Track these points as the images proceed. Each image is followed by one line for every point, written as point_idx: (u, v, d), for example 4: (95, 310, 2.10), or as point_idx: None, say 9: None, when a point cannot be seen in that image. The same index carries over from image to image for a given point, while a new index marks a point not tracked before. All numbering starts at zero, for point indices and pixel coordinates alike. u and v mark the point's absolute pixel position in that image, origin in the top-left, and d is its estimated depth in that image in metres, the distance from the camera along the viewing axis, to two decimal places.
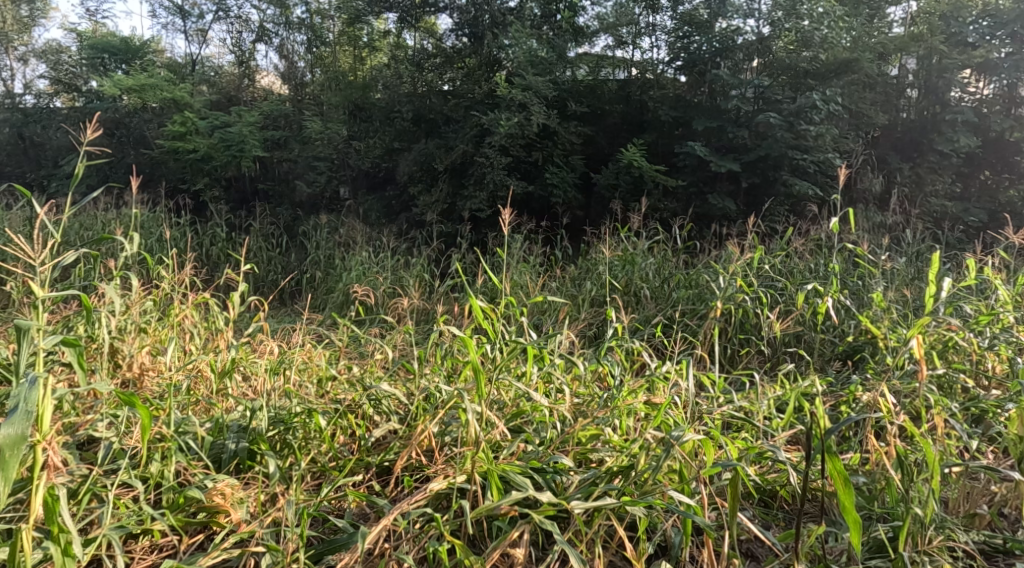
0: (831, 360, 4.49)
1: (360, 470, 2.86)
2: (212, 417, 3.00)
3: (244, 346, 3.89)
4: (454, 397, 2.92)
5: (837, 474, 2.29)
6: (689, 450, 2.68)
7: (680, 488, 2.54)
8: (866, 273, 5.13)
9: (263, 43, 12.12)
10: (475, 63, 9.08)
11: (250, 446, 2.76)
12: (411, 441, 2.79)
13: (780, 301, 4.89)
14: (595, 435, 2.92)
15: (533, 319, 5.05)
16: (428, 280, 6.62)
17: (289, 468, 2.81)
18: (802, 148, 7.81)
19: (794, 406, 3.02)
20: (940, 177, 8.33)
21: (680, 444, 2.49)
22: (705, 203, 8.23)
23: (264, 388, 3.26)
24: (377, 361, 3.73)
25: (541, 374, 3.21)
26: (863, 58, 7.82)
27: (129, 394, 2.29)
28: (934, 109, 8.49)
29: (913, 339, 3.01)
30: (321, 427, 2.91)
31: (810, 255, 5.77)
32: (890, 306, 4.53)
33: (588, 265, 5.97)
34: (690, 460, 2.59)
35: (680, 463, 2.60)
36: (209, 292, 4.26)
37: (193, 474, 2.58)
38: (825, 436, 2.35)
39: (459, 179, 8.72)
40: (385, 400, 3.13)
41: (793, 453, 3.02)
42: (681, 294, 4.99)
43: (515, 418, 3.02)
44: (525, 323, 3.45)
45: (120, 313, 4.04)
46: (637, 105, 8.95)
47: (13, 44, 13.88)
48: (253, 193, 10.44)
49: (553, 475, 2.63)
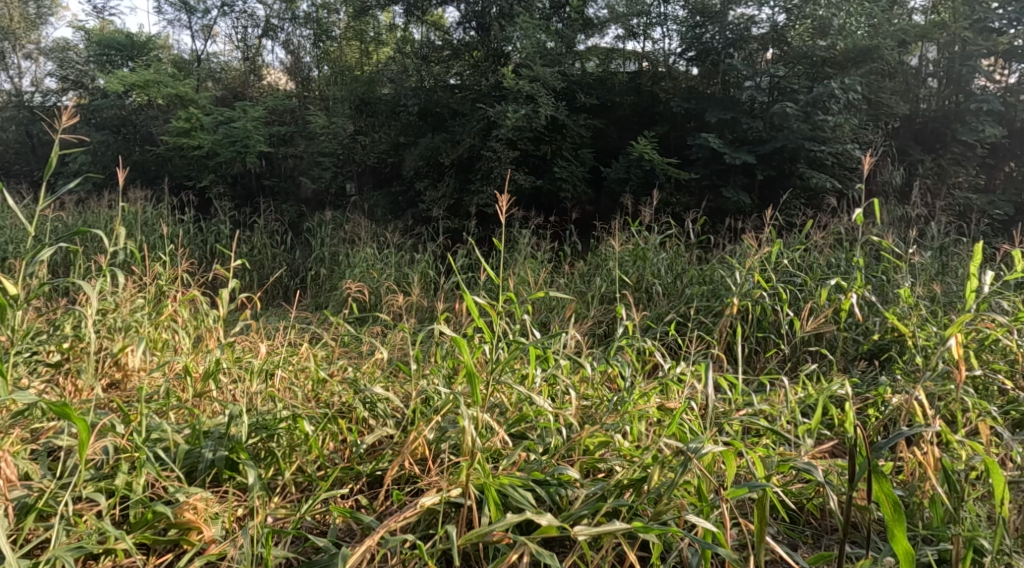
0: (855, 359, 4.27)
1: (349, 482, 2.65)
2: (192, 422, 2.79)
3: (235, 346, 3.69)
4: (451, 401, 2.71)
5: (885, 496, 2.10)
6: (708, 462, 2.44)
7: (699, 507, 2.30)
8: (891, 267, 4.88)
9: (270, 38, 11.95)
10: (482, 55, 8.77)
11: (230, 454, 2.54)
12: (403, 450, 2.57)
13: (799, 298, 4.66)
14: (604, 442, 2.70)
15: (540, 317, 4.83)
16: (434, 278, 6.41)
17: (272, 478, 2.60)
18: (819, 139, 7.54)
19: (821, 412, 2.80)
20: (964, 169, 8.05)
21: (702, 458, 2.27)
22: (719, 196, 7.98)
23: (248, 393, 3.04)
24: (371, 364, 3.51)
25: (545, 376, 2.98)
26: (884, 45, 7.42)
27: (61, 405, 2.08)
28: (957, 99, 8.27)
29: (953, 338, 2.77)
30: (307, 432, 2.71)
31: (831, 249, 5.51)
32: (918, 303, 4.29)
33: (598, 261, 5.75)
34: (709, 475, 2.36)
35: (697, 477, 2.37)
36: (198, 289, 4.01)
37: (163, 486, 2.38)
38: (869, 454, 2.11)
39: (466, 174, 8.56)
40: (380, 404, 2.93)
41: (819, 461, 2.80)
42: (695, 290, 4.75)
43: (517, 423, 2.75)
44: (530, 321, 3.23)
45: (111, 313, 3.86)
46: (648, 97, 8.70)
47: (20, 43, 13.66)
48: (258, 190, 10.20)
49: (557, 488, 2.42)
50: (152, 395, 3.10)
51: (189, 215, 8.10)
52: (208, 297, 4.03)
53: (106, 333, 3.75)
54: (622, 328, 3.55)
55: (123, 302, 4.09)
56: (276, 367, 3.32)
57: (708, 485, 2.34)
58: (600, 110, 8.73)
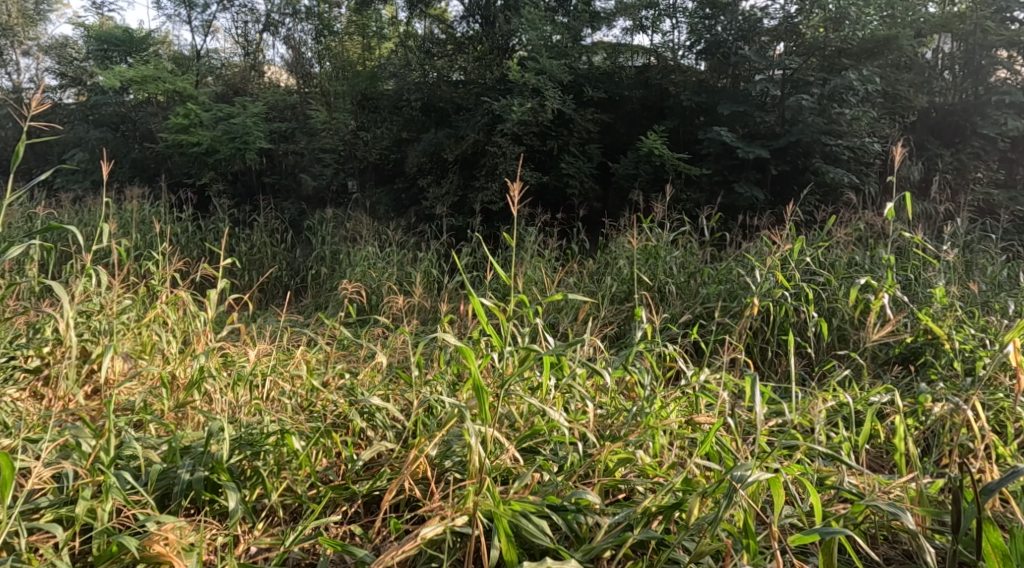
0: (886, 363, 4.01)
1: (342, 503, 2.42)
2: (171, 436, 2.53)
3: (222, 351, 3.41)
4: (456, 413, 2.47)
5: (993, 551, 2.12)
6: (753, 492, 2.19)
7: (747, 547, 2.04)
8: (922, 265, 4.60)
9: (270, 34, 11.71)
10: (486, 49, 8.59)
11: (209, 475, 2.29)
12: (403, 471, 2.32)
13: (823, 298, 4.37)
14: (626, 459, 2.47)
15: (548, 319, 4.57)
16: (437, 277, 6.15)
17: (256, 501, 2.36)
18: (834, 133, 7.30)
19: (867, 428, 2.58)
20: (983, 163, 7.77)
21: (747, 489, 2.04)
22: (731, 192, 7.68)
23: (232, 404, 2.78)
24: (368, 373, 3.25)
25: (558, 386, 2.73)
26: (903, 35, 7.10)
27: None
28: (976, 91, 7.95)
29: (1010, 345, 2.54)
30: (296, 448, 2.46)
31: (855, 247, 5.21)
32: (953, 303, 4.02)
33: (609, 259, 5.45)
34: (756, 506, 2.12)
35: (743, 510, 2.12)
36: (186, 289, 3.75)
37: (131, 514, 2.12)
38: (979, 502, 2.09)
39: (470, 170, 8.30)
40: (378, 414, 2.71)
41: (861, 480, 2.57)
42: (710, 290, 4.48)
43: (529, 437, 2.52)
44: (540, 325, 2.97)
45: (95, 317, 3.61)
46: (658, 90, 8.34)
47: (19, 38, 13.28)
48: (258, 187, 9.89)
49: (576, 515, 2.19)
50: (126, 406, 2.85)
51: (187, 213, 7.86)
52: (195, 298, 3.78)
53: (90, 338, 3.50)
54: (640, 332, 3.31)
55: (107, 303, 3.83)
56: (266, 374, 3.06)
57: (752, 518, 2.12)
58: (608, 104, 8.43)
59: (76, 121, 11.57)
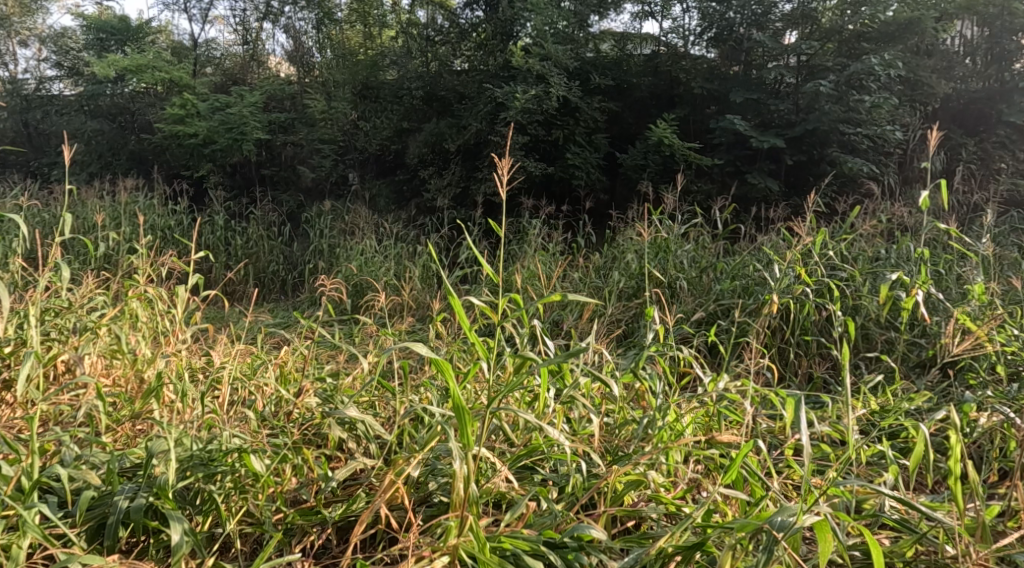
0: (918, 367, 3.68)
1: (311, 532, 2.14)
2: (116, 452, 2.24)
3: (191, 356, 3.09)
4: (439, 430, 2.16)
5: None
6: (791, 538, 1.89)
7: None
8: (955, 259, 4.23)
9: (269, 23, 11.34)
10: (488, 34, 8.26)
11: (152, 501, 2.02)
12: (377, 500, 2.04)
13: (847, 294, 4.01)
14: (638, 482, 2.16)
15: (552, 317, 4.25)
16: (437, 273, 5.82)
17: (209, 531, 2.09)
18: (853, 122, 6.93)
19: (917, 454, 2.23)
20: (1010, 152, 7.34)
21: (787, 538, 1.81)
22: (744, 183, 7.31)
23: (186, 419, 2.45)
24: (353, 376, 2.91)
25: (560, 398, 2.41)
26: (927, 17, 6.75)
27: None
28: (1002, 77, 7.51)
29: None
30: (257, 469, 2.16)
31: (880, 240, 4.84)
32: (993, 301, 3.67)
33: (617, 252, 5.11)
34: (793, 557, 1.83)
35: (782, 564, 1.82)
36: (153, 284, 3.39)
37: (52, 553, 1.88)
38: None
39: (473, 160, 7.95)
40: (357, 425, 2.42)
41: (909, 506, 2.25)
42: (724, 286, 4.15)
43: (526, 456, 2.22)
44: (540, 325, 2.64)
45: (61, 316, 3.28)
46: (667, 78, 7.92)
47: (15, 29, 12.55)
48: (257, 179, 9.44)
49: (576, 555, 1.93)
50: (74, 417, 2.55)
51: (180, 206, 7.52)
52: (167, 294, 3.45)
53: (55, 336, 3.20)
54: (652, 334, 2.97)
55: (75, 300, 3.49)
56: (238, 377, 2.75)
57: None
58: (615, 93, 8.06)
59: (72, 113, 11.18)
